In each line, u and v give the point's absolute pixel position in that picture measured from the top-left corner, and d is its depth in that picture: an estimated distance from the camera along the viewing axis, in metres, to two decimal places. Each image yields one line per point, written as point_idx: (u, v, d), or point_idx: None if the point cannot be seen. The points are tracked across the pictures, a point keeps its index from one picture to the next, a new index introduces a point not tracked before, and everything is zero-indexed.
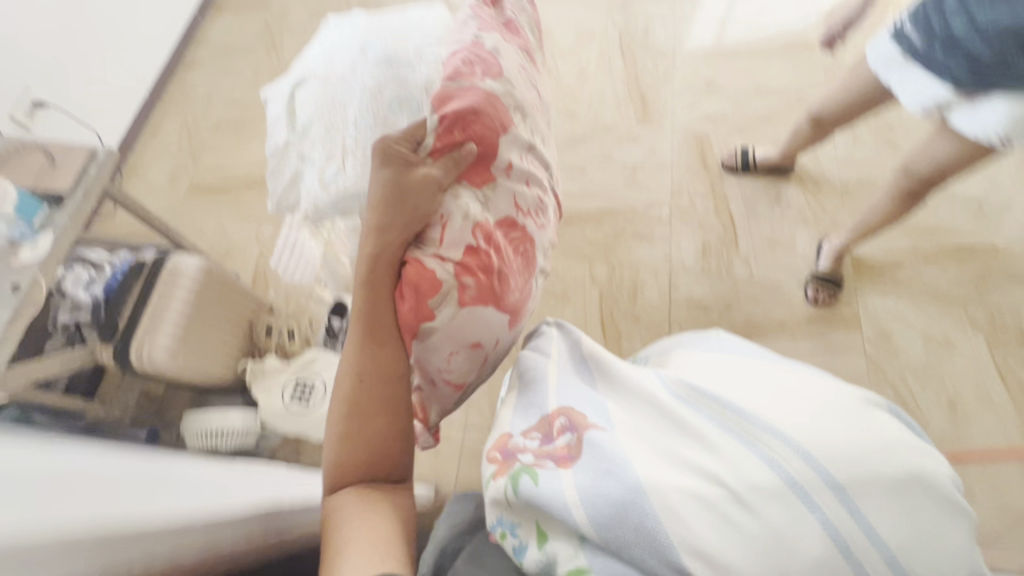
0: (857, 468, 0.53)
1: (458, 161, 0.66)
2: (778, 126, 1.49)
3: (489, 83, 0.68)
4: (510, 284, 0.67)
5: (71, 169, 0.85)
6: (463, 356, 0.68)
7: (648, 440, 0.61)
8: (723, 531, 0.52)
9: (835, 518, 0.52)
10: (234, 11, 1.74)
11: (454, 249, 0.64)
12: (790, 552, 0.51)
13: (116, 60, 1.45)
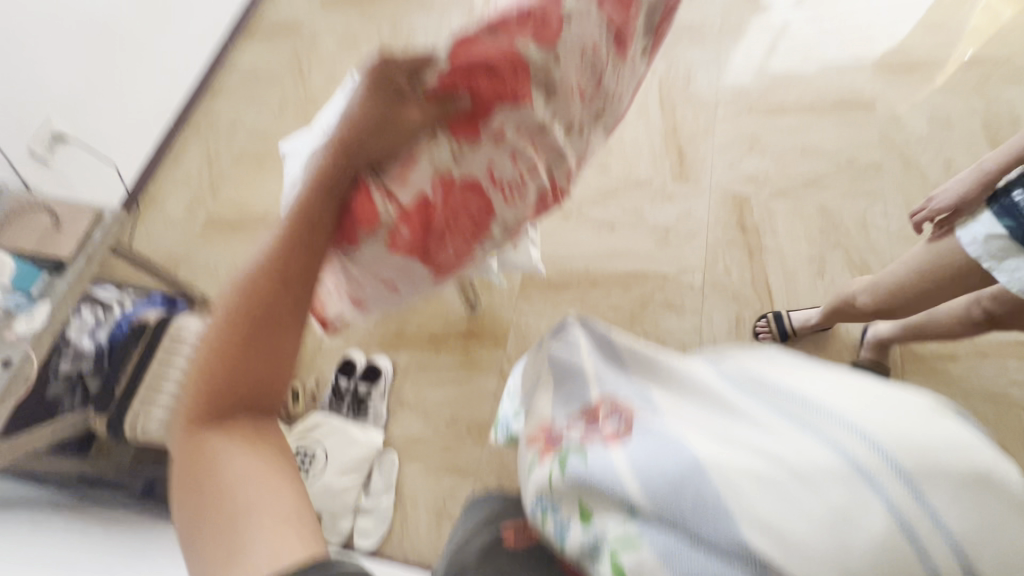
0: (927, 458, 0.37)
1: (447, 113, 0.58)
2: (826, 191, 1.39)
3: (533, 45, 0.55)
4: (442, 242, 0.66)
5: (75, 233, 0.81)
6: (376, 282, 0.69)
7: (725, 429, 0.45)
8: (835, 540, 0.36)
9: (908, 509, 0.36)
10: (265, 36, 1.71)
11: (407, 194, 0.60)
12: (919, 560, 0.35)
13: (143, 88, 1.42)
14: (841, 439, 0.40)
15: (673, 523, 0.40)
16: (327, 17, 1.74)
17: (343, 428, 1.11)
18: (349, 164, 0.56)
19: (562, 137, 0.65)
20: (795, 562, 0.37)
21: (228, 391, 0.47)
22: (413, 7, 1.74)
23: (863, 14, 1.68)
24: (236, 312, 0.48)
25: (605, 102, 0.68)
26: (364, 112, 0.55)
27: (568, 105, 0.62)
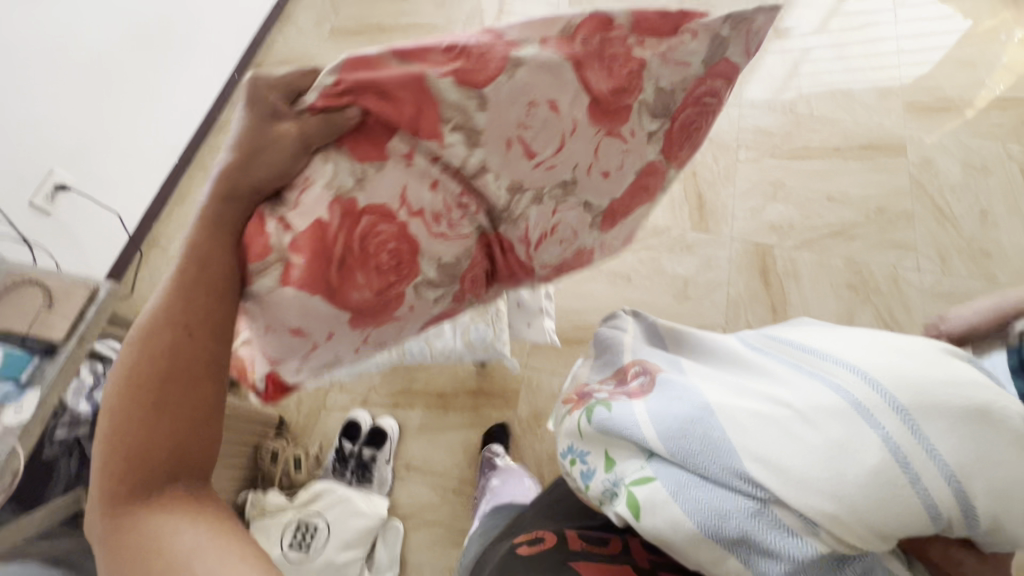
0: (920, 391, 0.43)
1: (337, 129, 0.44)
2: (855, 241, 1.33)
3: (448, 79, 0.45)
4: (358, 279, 0.49)
5: (68, 312, 0.77)
6: (279, 337, 0.50)
7: (714, 378, 0.54)
8: (786, 444, 0.44)
9: (902, 441, 0.41)
10: (273, 69, 1.68)
11: (304, 220, 0.45)
12: (847, 458, 0.42)
13: (148, 130, 1.39)
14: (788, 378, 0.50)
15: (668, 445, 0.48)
16: (336, 50, 1.70)
17: (346, 498, 1.06)
18: (234, 192, 0.45)
19: (501, 192, 0.57)
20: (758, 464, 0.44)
21: (143, 452, 0.41)
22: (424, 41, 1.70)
23: (892, 48, 1.61)
24: (146, 367, 0.42)
25: (578, 169, 0.61)
26: (241, 136, 0.44)
27: (504, 156, 0.53)
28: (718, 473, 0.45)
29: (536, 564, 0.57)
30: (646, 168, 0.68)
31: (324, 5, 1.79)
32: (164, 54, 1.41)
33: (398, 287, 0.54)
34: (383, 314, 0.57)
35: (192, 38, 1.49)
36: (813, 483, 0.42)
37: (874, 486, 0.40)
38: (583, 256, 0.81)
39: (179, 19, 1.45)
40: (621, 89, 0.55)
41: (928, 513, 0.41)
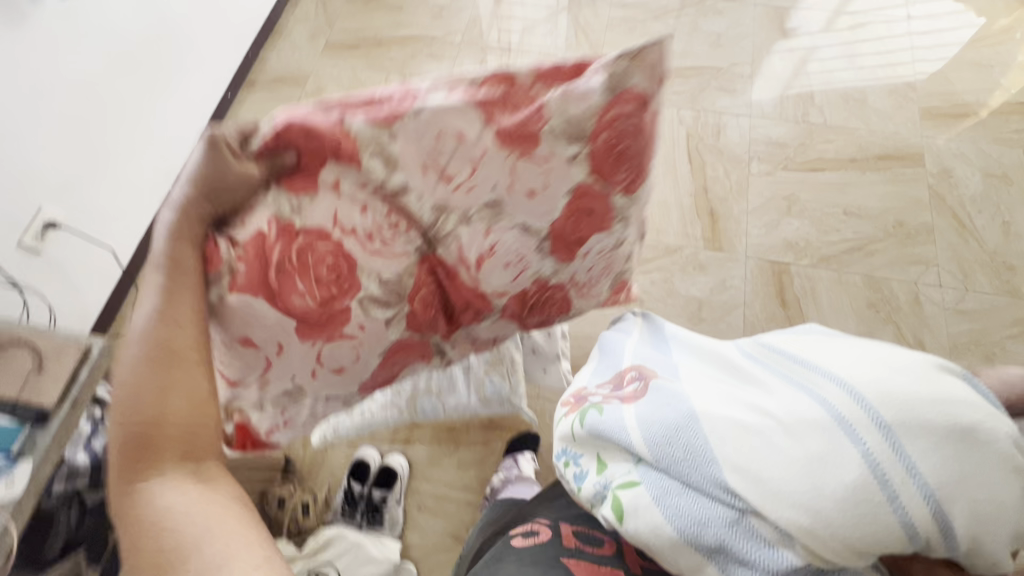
0: (903, 407, 0.48)
1: (277, 169, 0.57)
2: (874, 257, 1.28)
3: (361, 120, 0.57)
4: (295, 290, 0.60)
5: (59, 374, 0.73)
6: (236, 346, 0.61)
7: (711, 384, 0.59)
8: (767, 457, 0.49)
9: (879, 455, 0.46)
10: (267, 87, 1.64)
11: (248, 236, 0.57)
12: (826, 469, 0.47)
13: (140, 159, 1.34)
14: (770, 395, 0.55)
15: (661, 455, 0.53)
16: (332, 66, 1.65)
17: (356, 544, 1.02)
18: (199, 216, 0.54)
19: (427, 213, 0.64)
20: (745, 476, 0.49)
21: (164, 437, 0.46)
22: (422, 54, 1.65)
23: (907, 51, 1.56)
24: (160, 370, 0.48)
25: (499, 189, 0.64)
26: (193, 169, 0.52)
27: (422, 180, 0.61)
28: (705, 484, 0.51)
29: (530, 559, 0.61)
30: (578, 194, 0.65)
31: (318, 19, 1.73)
32: (153, 77, 1.34)
33: (338, 306, 0.64)
34: (329, 328, 0.65)
35: (183, 59, 1.42)
36: (786, 493, 0.47)
37: (850, 498, 0.46)
38: (551, 295, 0.78)
39: (170, 39, 1.37)
40: (530, 122, 0.60)
41: (902, 527, 0.46)
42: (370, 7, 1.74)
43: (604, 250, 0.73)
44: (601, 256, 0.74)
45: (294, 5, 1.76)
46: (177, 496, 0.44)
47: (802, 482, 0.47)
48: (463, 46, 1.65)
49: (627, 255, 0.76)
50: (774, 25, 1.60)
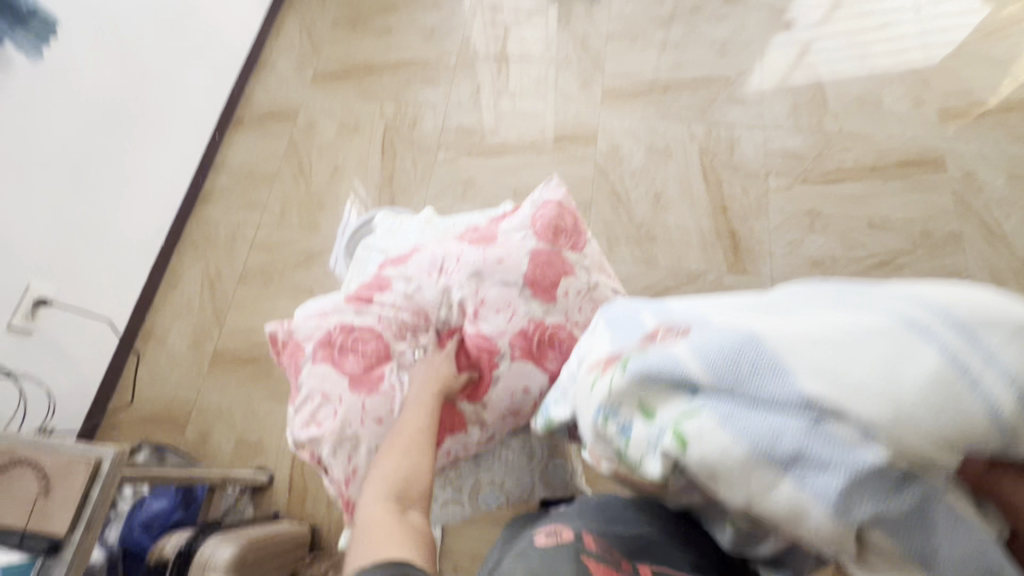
0: (975, 303, 0.33)
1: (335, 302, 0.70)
2: (904, 271, 1.24)
3: (388, 267, 0.73)
4: (356, 351, 0.65)
5: (69, 497, 0.67)
6: (311, 407, 0.63)
7: (736, 301, 0.42)
8: (833, 355, 0.33)
9: (970, 356, 0.31)
10: (256, 123, 1.55)
11: (320, 332, 0.66)
12: (906, 365, 0.31)
13: (131, 218, 1.28)
14: (808, 304, 0.39)
15: (709, 370, 0.36)
16: (322, 98, 1.57)
17: None
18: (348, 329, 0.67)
19: (432, 292, 0.69)
20: (812, 379, 0.32)
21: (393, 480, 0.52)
22: (416, 79, 1.57)
23: (918, 44, 1.49)
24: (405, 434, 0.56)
25: (478, 262, 0.69)
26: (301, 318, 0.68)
27: (424, 276, 0.70)
28: (771, 395, 0.34)
29: (544, 558, 0.51)
30: (536, 254, 0.70)
31: (303, 47, 1.65)
32: (137, 131, 1.28)
33: (379, 367, 0.65)
34: (375, 388, 0.63)
35: (166, 107, 1.35)
36: (873, 390, 0.31)
37: (945, 402, 0.30)
38: (557, 336, 0.69)
39: (150, 88, 1.31)
40: (488, 233, 0.75)
41: (996, 434, 0.30)
42: (356, 31, 1.66)
43: (582, 291, 0.72)
44: (583, 298, 0.72)
45: (276, 34, 1.67)
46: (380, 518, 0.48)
47: (881, 386, 0.31)
48: (458, 68, 1.58)
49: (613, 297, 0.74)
50: (780, 28, 1.54)
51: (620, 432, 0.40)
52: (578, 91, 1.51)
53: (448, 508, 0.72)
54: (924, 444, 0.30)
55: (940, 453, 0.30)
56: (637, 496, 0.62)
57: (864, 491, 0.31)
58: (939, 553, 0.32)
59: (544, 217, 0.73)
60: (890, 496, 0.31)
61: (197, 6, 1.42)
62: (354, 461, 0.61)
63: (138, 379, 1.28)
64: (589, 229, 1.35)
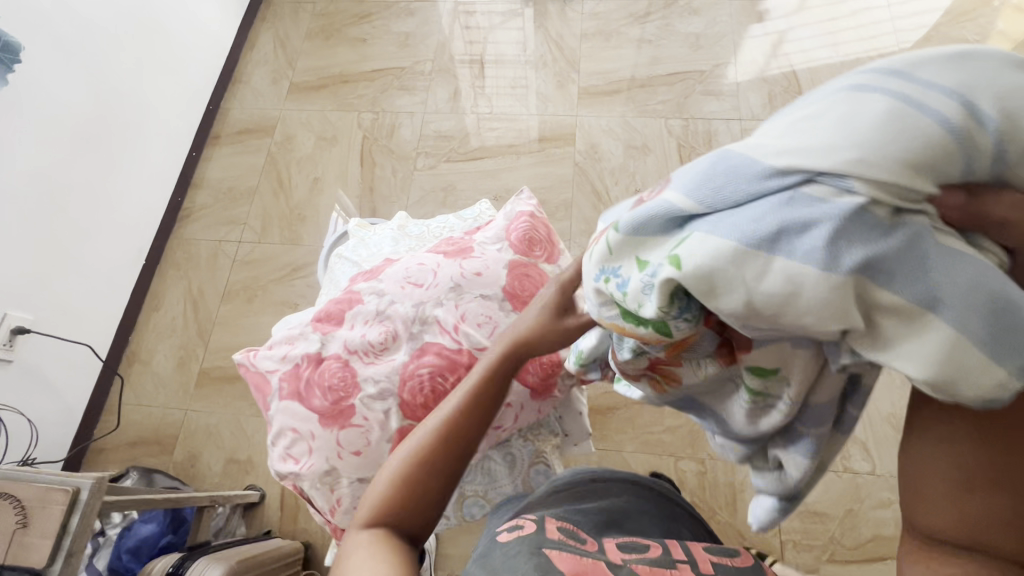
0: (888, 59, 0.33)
1: (304, 327, 0.67)
2: None
3: (360, 283, 0.70)
4: (325, 379, 0.62)
5: (47, 529, 0.66)
6: (287, 444, 0.61)
7: None
8: (789, 126, 0.32)
9: (901, 90, 0.30)
10: (233, 138, 1.54)
11: (288, 362, 0.63)
12: (852, 115, 0.30)
13: (109, 240, 1.27)
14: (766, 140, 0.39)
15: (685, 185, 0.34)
16: (299, 110, 1.56)
17: None
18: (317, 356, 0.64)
19: (407, 307, 0.66)
20: (773, 156, 0.31)
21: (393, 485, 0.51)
22: (393, 87, 1.57)
23: (887, 30, 1.49)
24: (443, 431, 0.53)
25: (454, 276, 0.67)
26: (272, 346, 0.66)
27: (398, 290, 0.67)
28: (738, 188, 0.32)
29: (512, 550, 0.52)
30: (515, 266, 0.69)
31: (278, 60, 1.64)
32: (111, 152, 1.27)
33: (348, 398, 0.61)
34: (349, 417, 0.60)
35: (141, 126, 1.34)
36: (821, 145, 0.30)
37: (890, 133, 0.29)
38: None
39: (123, 108, 1.29)
40: (462, 246, 0.73)
41: (944, 143, 0.29)
42: (331, 42, 1.65)
43: None
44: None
45: (249, 48, 1.66)
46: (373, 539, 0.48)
47: (831, 137, 0.30)
48: (435, 73, 1.57)
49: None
50: (753, 19, 1.55)
51: (619, 291, 0.36)
52: (555, 91, 1.51)
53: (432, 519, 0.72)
54: (887, 176, 0.29)
55: (904, 182, 0.29)
56: (587, 473, 0.70)
57: (848, 237, 0.29)
58: (942, 290, 0.29)
59: (518, 230, 0.72)
60: (878, 236, 0.29)
61: (167, 23, 1.41)
62: (336, 491, 0.61)
63: (122, 403, 1.27)
64: (571, 228, 1.34)
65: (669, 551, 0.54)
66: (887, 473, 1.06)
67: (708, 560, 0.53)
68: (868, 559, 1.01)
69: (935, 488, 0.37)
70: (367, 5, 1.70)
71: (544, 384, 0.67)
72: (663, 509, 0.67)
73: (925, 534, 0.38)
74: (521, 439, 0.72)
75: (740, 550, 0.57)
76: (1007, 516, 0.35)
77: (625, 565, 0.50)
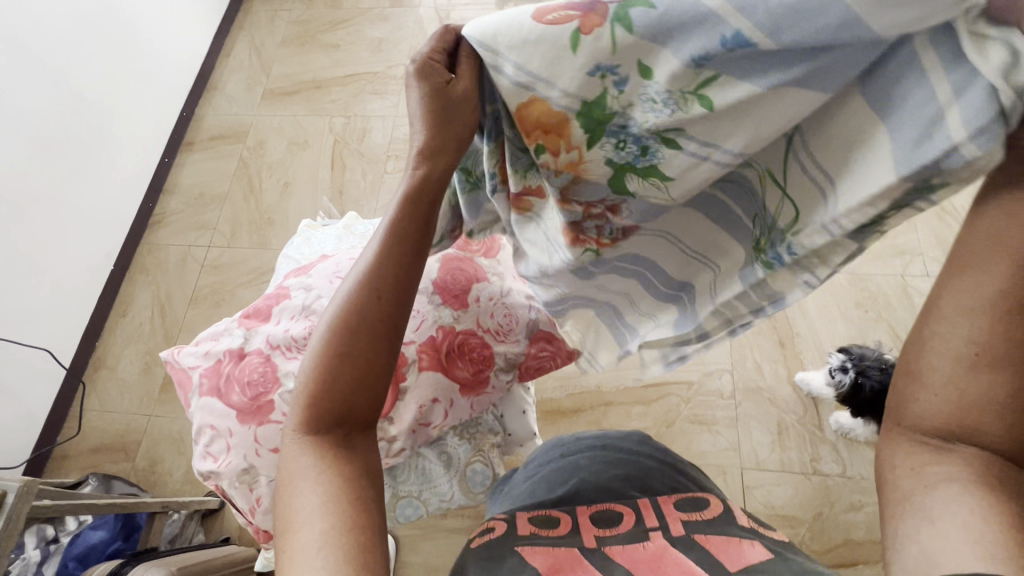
0: None
1: (230, 323, 0.65)
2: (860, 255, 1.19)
3: (292, 278, 0.69)
4: (245, 374, 0.60)
5: None
6: (207, 440, 0.60)
7: None
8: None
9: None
10: (206, 144, 1.55)
11: (211, 358, 0.62)
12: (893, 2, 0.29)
13: (75, 246, 1.27)
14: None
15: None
16: (271, 116, 1.57)
17: None
18: (240, 352, 0.62)
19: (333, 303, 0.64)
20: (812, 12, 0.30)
21: (319, 397, 0.47)
22: (364, 92, 1.57)
23: None
24: (349, 330, 0.48)
25: None
26: (198, 342, 0.65)
27: (327, 286, 0.66)
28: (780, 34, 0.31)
29: (484, 551, 0.51)
30: (447, 261, 0.67)
31: (252, 67, 1.65)
32: (76, 158, 1.27)
33: (267, 394, 0.60)
34: (267, 414, 0.59)
35: (110, 133, 1.35)
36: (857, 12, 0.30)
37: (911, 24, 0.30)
38: (467, 344, 0.65)
39: (90, 116, 1.30)
40: None
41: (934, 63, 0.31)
42: (305, 48, 1.66)
43: (496, 297, 0.68)
44: (496, 305, 0.68)
45: (224, 56, 1.68)
46: (315, 469, 0.45)
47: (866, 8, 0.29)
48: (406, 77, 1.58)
49: (526, 303, 0.70)
50: None
51: (613, 88, 0.38)
52: None
53: None
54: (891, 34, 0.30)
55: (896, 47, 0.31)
56: (558, 451, 0.70)
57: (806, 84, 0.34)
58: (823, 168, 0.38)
59: None
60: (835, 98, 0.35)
61: (135, 30, 1.41)
62: (256, 491, 0.60)
63: (86, 409, 1.26)
64: None
65: (642, 518, 0.54)
66: (857, 475, 1.03)
67: (678, 520, 0.53)
68: (837, 564, 0.98)
69: (943, 373, 0.36)
70: (341, 11, 1.71)
71: (475, 379, 0.66)
72: (634, 464, 0.65)
73: (916, 427, 0.38)
74: (455, 437, 0.70)
75: (706, 495, 0.58)
76: (1013, 401, 0.34)
77: (598, 548, 0.50)
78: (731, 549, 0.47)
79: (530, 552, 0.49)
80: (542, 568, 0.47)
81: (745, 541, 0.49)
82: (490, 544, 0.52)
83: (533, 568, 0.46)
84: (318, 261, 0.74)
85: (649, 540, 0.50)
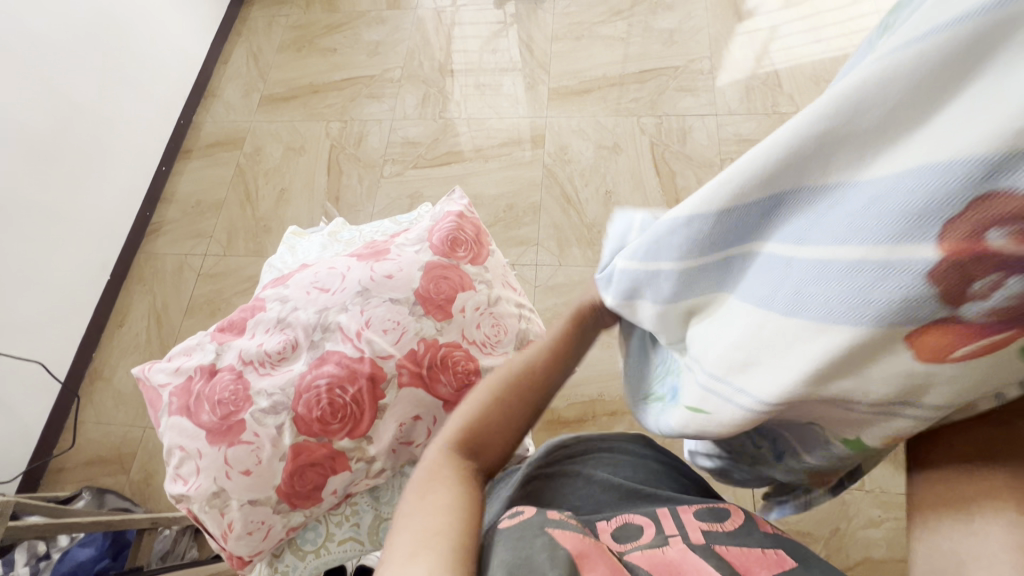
0: None
1: (205, 337, 0.62)
2: None
3: (271, 289, 0.66)
4: (217, 394, 0.57)
5: None
6: (179, 461, 0.57)
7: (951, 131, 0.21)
8: None
9: None
10: (205, 152, 1.54)
11: (182, 375, 0.59)
12: None
13: (72, 257, 1.26)
14: (801, 164, 0.27)
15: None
16: (269, 122, 1.55)
17: None
18: (213, 367, 0.59)
19: (310, 315, 0.61)
20: None
21: (471, 427, 0.51)
22: (361, 96, 1.54)
23: (874, 18, 1.39)
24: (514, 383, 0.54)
25: (363, 281, 0.63)
26: (171, 356, 0.62)
27: (304, 297, 0.63)
28: None
29: (513, 537, 0.44)
30: (431, 269, 0.64)
31: (250, 73, 1.64)
32: (71, 168, 1.26)
33: (238, 413, 0.56)
34: (240, 436, 0.56)
35: (105, 142, 1.34)
36: None
37: None
38: (451, 357, 0.61)
39: (85, 125, 1.29)
40: (377, 249, 0.67)
41: None
42: (303, 53, 1.64)
43: (483, 307, 0.65)
44: (483, 315, 0.65)
45: (223, 63, 1.67)
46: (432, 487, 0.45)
47: None
48: (404, 80, 1.55)
49: (515, 314, 0.67)
50: (733, 12, 1.47)
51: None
52: (526, 93, 1.46)
53: (349, 548, 0.62)
54: None
55: None
56: (560, 448, 0.65)
57: None
58: None
59: (440, 231, 0.67)
60: None
61: (132, 38, 1.40)
62: (229, 516, 0.56)
63: (82, 421, 1.25)
64: (539, 232, 1.28)
65: (661, 526, 0.49)
66: (877, 489, 0.97)
67: (697, 527, 0.48)
68: None
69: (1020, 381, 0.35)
70: (339, 16, 1.69)
71: (460, 395, 0.62)
72: (642, 467, 0.61)
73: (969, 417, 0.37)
74: None
75: (725, 505, 0.53)
76: None
77: (620, 554, 0.46)
78: (753, 559, 0.44)
79: (561, 539, 0.43)
80: (572, 552, 0.41)
81: (768, 548, 0.45)
82: (513, 534, 0.44)
83: (564, 549, 0.41)
84: (297, 270, 0.70)
85: (668, 544, 0.46)
